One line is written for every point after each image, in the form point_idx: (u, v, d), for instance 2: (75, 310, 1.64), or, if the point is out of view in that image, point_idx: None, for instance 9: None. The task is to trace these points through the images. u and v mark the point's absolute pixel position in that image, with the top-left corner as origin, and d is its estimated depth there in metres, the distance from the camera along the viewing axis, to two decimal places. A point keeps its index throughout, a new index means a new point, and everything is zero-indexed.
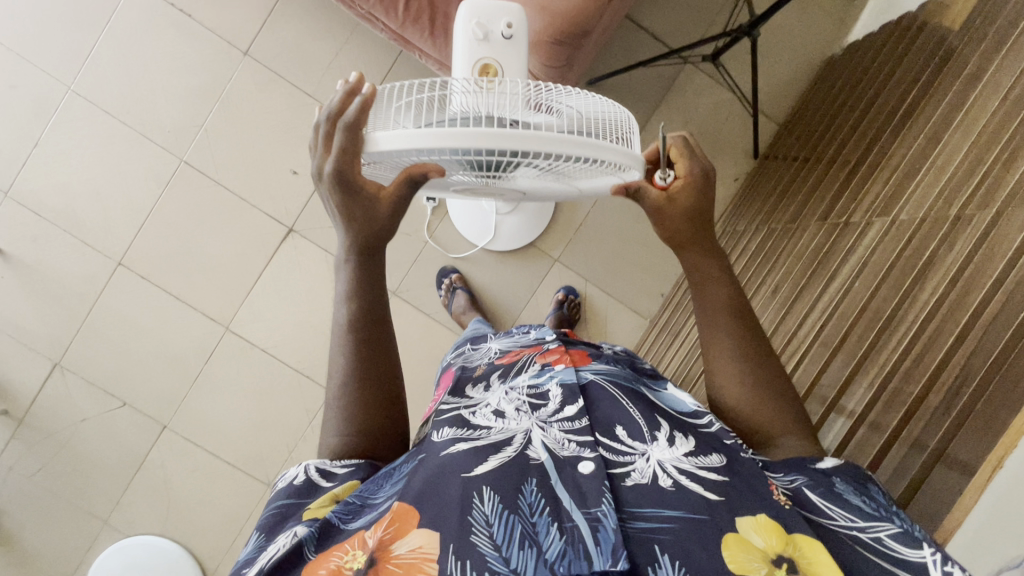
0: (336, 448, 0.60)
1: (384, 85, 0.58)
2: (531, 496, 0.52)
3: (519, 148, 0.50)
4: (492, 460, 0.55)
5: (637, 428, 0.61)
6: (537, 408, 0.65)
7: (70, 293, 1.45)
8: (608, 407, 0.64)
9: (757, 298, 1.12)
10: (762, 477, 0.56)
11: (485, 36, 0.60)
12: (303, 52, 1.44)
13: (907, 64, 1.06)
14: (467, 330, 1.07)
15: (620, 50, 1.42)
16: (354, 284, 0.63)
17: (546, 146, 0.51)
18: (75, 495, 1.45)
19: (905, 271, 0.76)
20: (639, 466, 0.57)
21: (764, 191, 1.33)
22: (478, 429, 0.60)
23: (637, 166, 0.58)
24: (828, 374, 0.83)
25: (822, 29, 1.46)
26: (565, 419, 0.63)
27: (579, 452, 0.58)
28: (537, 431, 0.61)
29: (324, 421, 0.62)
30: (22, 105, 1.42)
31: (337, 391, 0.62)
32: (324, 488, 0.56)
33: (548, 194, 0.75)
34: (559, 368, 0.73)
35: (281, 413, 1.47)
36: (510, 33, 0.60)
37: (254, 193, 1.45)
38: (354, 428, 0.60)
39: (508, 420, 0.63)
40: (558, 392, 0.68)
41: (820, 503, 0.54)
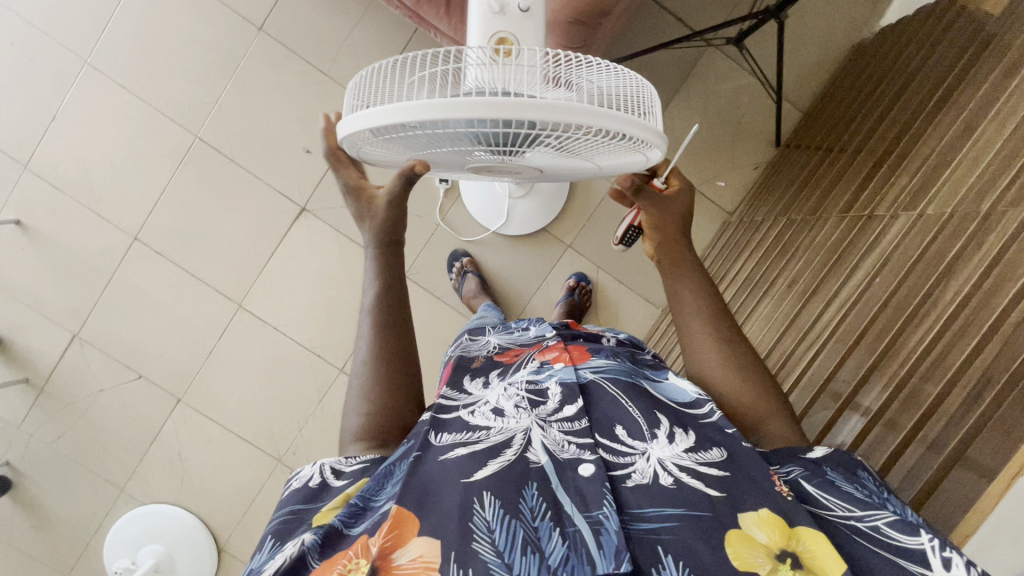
0: (361, 426, 0.63)
1: (379, 63, 0.56)
2: (532, 500, 0.53)
3: (530, 118, 0.49)
4: (492, 464, 0.56)
5: (636, 427, 0.62)
6: (537, 405, 0.66)
7: (87, 266, 1.47)
8: (608, 406, 0.65)
9: (774, 291, 1.09)
10: (763, 470, 0.56)
11: (500, 9, 0.58)
12: (317, 28, 1.42)
13: (939, 54, 1.02)
14: (471, 321, 1.06)
15: (641, 30, 1.38)
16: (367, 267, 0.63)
17: (560, 116, 0.49)
18: (93, 462, 1.49)
19: (929, 268, 0.73)
20: (639, 468, 0.58)
21: (784, 180, 1.30)
22: (478, 430, 0.61)
23: (658, 141, 0.55)
24: (843, 370, 0.81)
25: (853, 12, 1.40)
26: (564, 420, 0.63)
27: (578, 454, 0.59)
28: (537, 431, 0.61)
29: (348, 399, 0.65)
30: (40, 78, 1.42)
31: (363, 368, 0.65)
32: (335, 488, 0.58)
33: (566, 174, 0.73)
34: (558, 367, 0.73)
35: (291, 390, 1.49)
36: (528, 6, 0.58)
37: (268, 171, 1.45)
38: (374, 407, 0.63)
39: (508, 419, 0.63)
40: (557, 390, 0.68)
41: (815, 493, 0.56)
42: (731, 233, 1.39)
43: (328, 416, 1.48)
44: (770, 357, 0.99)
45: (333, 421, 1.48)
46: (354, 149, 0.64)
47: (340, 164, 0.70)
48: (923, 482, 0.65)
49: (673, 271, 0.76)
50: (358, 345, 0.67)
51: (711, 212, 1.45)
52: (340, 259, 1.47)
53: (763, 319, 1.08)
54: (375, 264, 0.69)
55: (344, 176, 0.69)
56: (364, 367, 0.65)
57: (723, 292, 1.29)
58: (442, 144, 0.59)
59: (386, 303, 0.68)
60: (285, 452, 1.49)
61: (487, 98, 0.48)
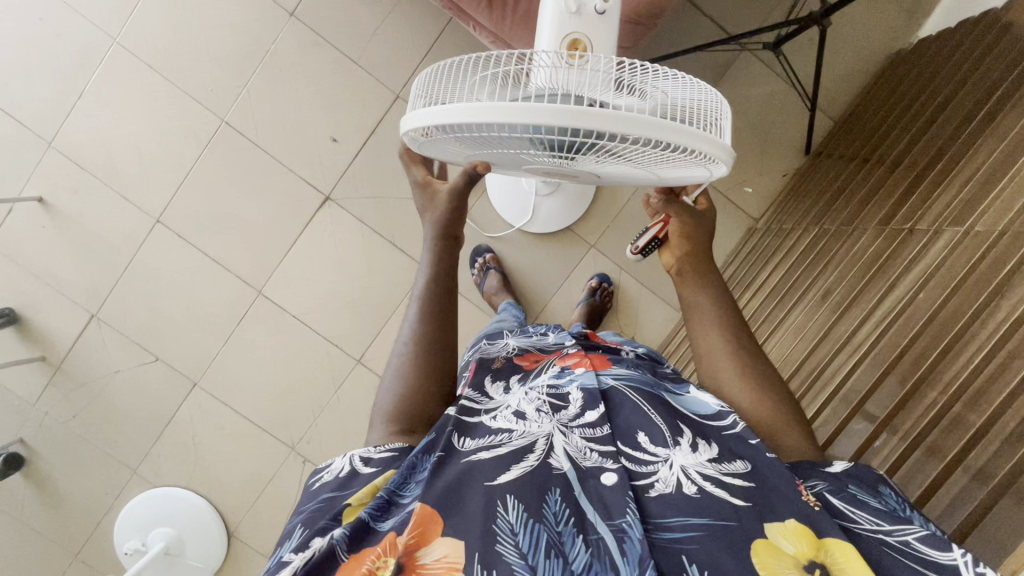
0: (392, 409, 0.62)
1: (447, 59, 0.56)
2: (555, 505, 0.53)
3: (599, 129, 0.48)
4: (515, 468, 0.55)
5: (658, 434, 0.61)
6: (558, 410, 0.66)
7: (107, 246, 1.46)
8: (630, 413, 0.64)
9: (806, 302, 1.08)
10: (791, 481, 0.56)
11: (577, 9, 0.58)
12: (349, 16, 1.40)
13: (985, 69, 1.01)
14: (489, 324, 1.05)
15: (677, 31, 1.36)
16: (436, 258, 0.69)
17: (627, 128, 0.48)
18: (107, 443, 1.49)
19: (978, 286, 0.73)
20: (662, 477, 0.57)
21: (816, 190, 1.29)
22: (500, 434, 0.60)
23: (724, 156, 0.53)
24: (881, 389, 0.81)
25: (891, 21, 1.38)
26: (586, 426, 0.63)
27: (600, 462, 0.59)
28: (559, 436, 0.61)
29: (383, 380, 0.65)
30: (68, 55, 1.41)
31: (403, 353, 0.66)
32: (364, 476, 0.57)
33: (625, 181, 0.72)
34: (579, 371, 0.72)
35: (307, 380, 1.48)
36: (604, 8, 0.58)
37: (293, 158, 1.44)
38: (410, 388, 0.63)
39: (529, 422, 0.62)
40: (579, 395, 0.68)
41: (843, 507, 0.55)
42: (758, 241, 1.38)
43: (343, 407, 1.48)
44: (803, 368, 0.99)
45: (349, 413, 1.48)
46: (416, 146, 0.64)
47: (410, 160, 0.72)
48: (969, 510, 0.64)
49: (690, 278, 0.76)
50: (401, 330, 0.67)
51: (738, 218, 1.44)
52: (362, 250, 1.46)
53: (795, 329, 1.07)
54: (431, 255, 0.69)
55: (414, 172, 0.72)
56: (404, 353, 0.65)
57: (747, 298, 1.29)
58: (500, 146, 0.59)
59: (438, 295, 0.67)
60: (298, 440, 1.48)
61: (555, 106, 0.47)
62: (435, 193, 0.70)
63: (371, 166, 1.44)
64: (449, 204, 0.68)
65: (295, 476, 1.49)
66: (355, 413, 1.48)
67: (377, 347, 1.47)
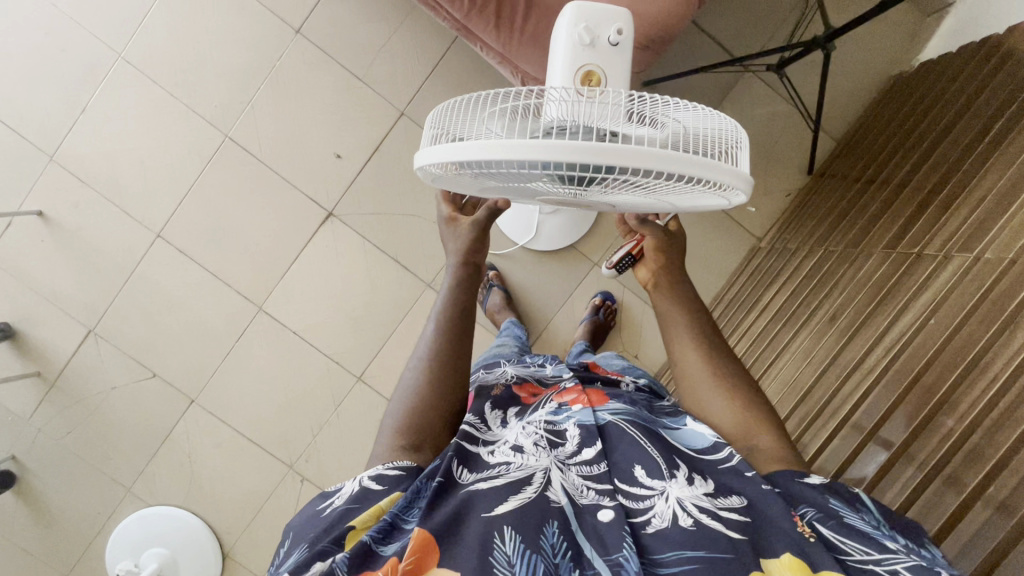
0: (401, 423, 0.62)
1: (462, 95, 0.56)
2: (553, 537, 0.52)
3: (610, 163, 0.47)
4: (513, 499, 0.55)
5: (655, 466, 0.59)
6: (555, 446, 0.64)
7: (107, 260, 1.44)
8: (627, 446, 0.62)
9: (813, 325, 1.08)
10: (783, 510, 0.55)
11: (591, 42, 0.59)
12: (354, 34, 1.41)
13: (987, 95, 1.02)
14: (489, 350, 1.03)
15: (682, 52, 1.37)
16: (456, 284, 0.70)
17: (644, 162, 0.47)
18: (101, 461, 1.46)
19: (990, 315, 0.73)
20: (659, 510, 0.56)
21: (821, 210, 1.28)
22: (496, 466, 0.59)
23: (744, 184, 0.53)
24: (895, 415, 0.80)
25: (892, 44, 1.39)
26: (583, 463, 0.62)
27: (597, 499, 0.58)
28: (556, 472, 0.59)
29: (395, 393, 0.65)
30: (72, 69, 1.41)
31: (417, 367, 0.66)
32: (375, 494, 0.55)
33: (638, 210, 0.72)
34: (577, 408, 0.70)
35: (306, 398, 1.46)
36: (618, 39, 0.59)
37: (296, 173, 1.43)
38: (422, 401, 0.63)
39: (527, 455, 0.61)
40: (576, 431, 0.66)
41: (833, 537, 0.53)
42: (761, 261, 1.36)
43: (343, 424, 1.46)
44: (813, 393, 0.97)
45: (349, 431, 1.46)
46: (430, 180, 0.64)
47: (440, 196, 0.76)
48: (993, 544, 0.63)
49: (664, 289, 0.77)
50: (417, 347, 0.68)
51: (742, 237, 1.43)
52: (365, 266, 1.45)
53: (802, 353, 1.06)
54: (451, 280, 0.71)
55: (441, 208, 0.75)
56: (418, 367, 0.66)
57: (753, 319, 1.27)
58: (517, 179, 0.58)
59: (456, 317, 0.68)
60: (298, 459, 1.46)
61: (566, 143, 0.47)
62: (457, 226, 0.73)
63: (375, 184, 1.44)
64: (472, 233, 0.71)
65: (293, 495, 1.46)
66: (355, 432, 1.46)
67: (379, 365, 1.46)
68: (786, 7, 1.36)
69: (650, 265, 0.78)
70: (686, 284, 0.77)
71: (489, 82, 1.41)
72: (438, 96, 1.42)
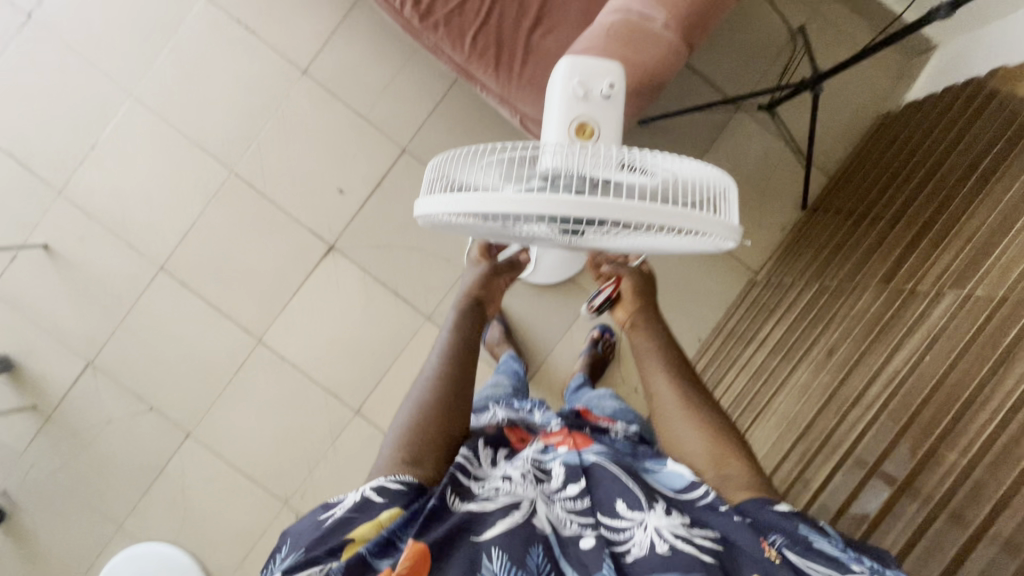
0: (398, 440, 0.66)
1: (468, 148, 0.61)
2: (538, 558, 0.56)
3: (604, 216, 0.51)
4: (501, 523, 0.58)
5: (635, 498, 0.61)
6: (540, 481, 0.65)
7: (108, 292, 1.46)
8: (609, 481, 0.63)
9: (810, 360, 1.08)
10: (755, 539, 0.57)
11: (585, 95, 0.64)
12: (358, 74, 1.46)
13: (972, 135, 1.05)
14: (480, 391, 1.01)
15: (675, 93, 1.41)
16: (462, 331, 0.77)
17: (634, 215, 0.51)
18: (93, 496, 1.44)
19: (983, 353, 0.74)
20: (637, 541, 0.58)
21: (816, 244, 1.30)
22: (484, 494, 0.61)
23: (731, 234, 0.57)
24: (895, 452, 0.80)
25: (879, 85, 1.44)
26: (568, 497, 0.62)
27: (580, 530, 0.60)
28: (541, 503, 0.61)
29: (394, 416, 0.70)
30: (84, 108, 1.45)
31: (418, 396, 0.71)
32: (375, 506, 0.58)
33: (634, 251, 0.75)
34: (562, 450, 0.70)
35: (302, 432, 1.45)
36: (609, 93, 0.65)
37: (298, 207, 1.46)
38: (420, 423, 0.67)
39: (513, 484, 0.62)
40: (560, 469, 0.66)
41: (801, 563, 0.56)
42: (758, 294, 1.37)
43: (340, 459, 1.44)
44: (812, 430, 0.97)
45: (345, 466, 1.44)
46: (435, 224, 0.68)
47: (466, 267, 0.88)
48: None
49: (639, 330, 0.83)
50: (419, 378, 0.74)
51: (738, 271, 1.44)
52: (365, 299, 1.46)
53: (800, 389, 1.06)
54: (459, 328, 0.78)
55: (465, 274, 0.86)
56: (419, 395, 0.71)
57: (752, 353, 1.27)
58: (518, 226, 0.62)
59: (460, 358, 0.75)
60: (293, 494, 1.44)
61: (562, 197, 0.51)
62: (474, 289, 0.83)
63: (376, 218, 1.46)
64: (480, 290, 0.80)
65: None
66: (351, 466, 1.44)
67: (376, 398, 1.45)
68: (774, 50, 1.42)
69: (626, 308, 0.86)
70: (658, 327, 0.83)
71: (489, 120, 1.45)
72: (439, 134, 1.46)
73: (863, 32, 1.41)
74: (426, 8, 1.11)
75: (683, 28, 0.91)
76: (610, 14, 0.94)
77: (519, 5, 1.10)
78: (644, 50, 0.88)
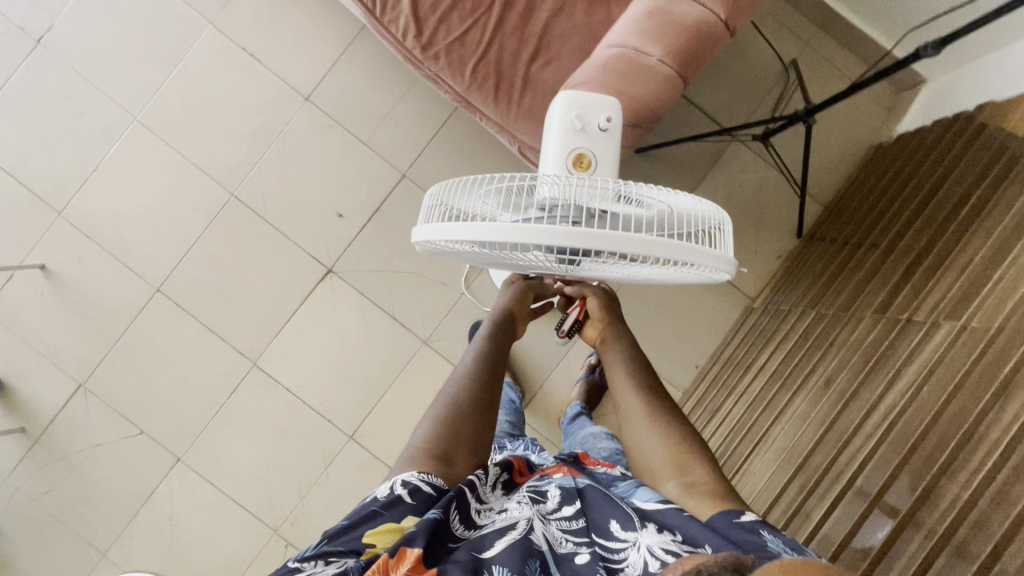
0: (427, 438, 0.69)
1: (467, 176, 0.63)
2: None
3: (597, 247, 0.52)
4: (499, 543, 0.57)
5: (628, 518, 0.60)
6: (538, 503, 0.65)
7: (104, 314, 1.45)
8: (604, 504, 0.64)
9: (808, 390, 1.07)
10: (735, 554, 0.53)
11: (583, 127, 0.68)
12: (361, 101, 1.48)
13: (963, 166, 1.07)
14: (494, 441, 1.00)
15: (672, 123, 1.44)
16: (485, 354, 0.83)
17: (629, 246, 0.51)
18: (78, 522, 1.40)
19: (981, 385, 0.74)
20: (632, 561, 0.56)
21: (811, 273, 1.31)
22: (484, 520, 0.62)
23: (726, 266, 0.57)
24: (896, 484, 0.79)
25: (871, 118, 1.47)
26: (563, 518, 0.63)
27: (575, 549, 0.59)
28: (538, 522, 0.61)
29: (422, 420, 0.73)
30: (89, 131, 1.47)
31: (443, 401, 0.75)
32: (402, 506, 0.59)
33: (629, 280, 0.76)
34: (557, 476, 0.72)
35: (295, 458, 1.42)
36: (607, 126, 0.68)
37: (297, 231, 1.47)
38: (449, 425, 0.70)
39: (511, 509, 0.64)
40: (557, 492, 0.67)
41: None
42: (756, 321, 1.37)
43: (332, 486, 1.41)
44: (811, 461, 0.96)
45: (339, 494, 1.41)
46: (430, 248, 0.69)
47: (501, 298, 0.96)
48: None
49: (608, 343, 0.90)
50: (448, 385, 0.78)
51: (735, 298, 1.44)
52: (361, 322, 1.46)
53: (798, 419, 1.05)
54: (485, 350, 0.83)
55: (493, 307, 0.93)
56: (446, 402, 0.74)
57: (750, 381, 1.27)
58: (513, 255, 0.62)
59: (486, 374, 0.79)
60: (282, 522, 1.40)
61: (558, 228, 0.52)
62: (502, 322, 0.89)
63: (374, 242, 1.47)
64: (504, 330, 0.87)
65: (275, 563, 1.39)
66: (344, 493, 1.41)
67: (371, 423, 1.43)
68: (767, 83, 1.45)
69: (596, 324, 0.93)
70: (625, 342, 0.89)
71: (488, 147, 1.48)
72: (438, 160, 1.47)
73: (854, 67, 1.45)
74: (427, 40, 1.13)
75: (678, 63, 0.92)
76: (608, 48, 0.96)
77: (519, 38, 1.12)
78: (641, 84, 0.90)
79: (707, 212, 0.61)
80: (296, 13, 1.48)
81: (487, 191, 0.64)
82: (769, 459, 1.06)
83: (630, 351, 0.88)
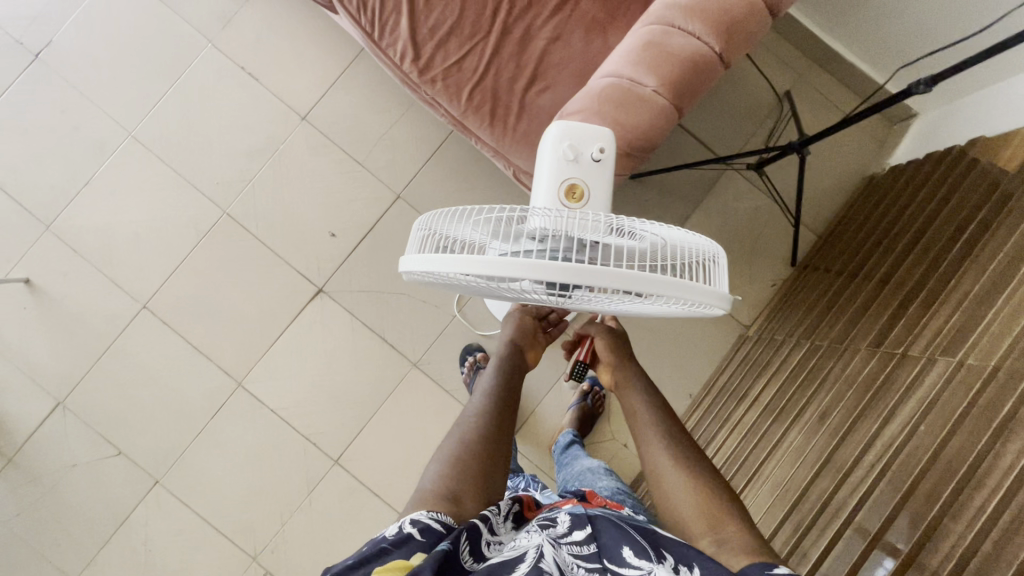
0: (438, 481, 0.66)
1: (459, 206, 0.62)
2: None
3: (589, 282, 0.50)
4: None
5: (641, 548, 0.59)
6: (547, 527, 0.63)
7: (88, 329, 1.42)
8: (616, 532, 0.62)
9: (802, 422, 1.06)
10: None
11: (575, 157, 0.67)
12: (358, 121, 1.49)
13: (959, 198, 1.07)
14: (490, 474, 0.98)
15: (665, 149, 1.45)
16: (498, 382, 0.82)
17: (621, 282, 0.50)
18: (48, 546, 1.35)
19: (978, 428, 0.73)
20: None
21: (806, 301, 1.30)
22: (495, 553, 0.60)
23: (720, 302, 0.56)
24: (896, 525, 0.77)
25: (864, 149, 1.48)
26: (574, 542, 0.61)
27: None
28: (549, 548, 0.59)
29: (433, 460, 0.70)
30: (82, 146, 1.46)
31: (454, 439, 0.72)
32: (410, 543, 0.57)
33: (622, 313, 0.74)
34: (567, 506, 0.70)
35: (278, 482, 1.38)
36: (600, 157, 0.68)
37: (289, 249, 1.45)
38: (461, 468, 0.68)
39: (520, 538, 0.61)
40: (567, 517, 0.65)
41: None
42: (751, 349, 1.36)
43: (314, 512, 1.37)
44: (807, 498, 0.93)
45: (321, 520, 1.37)
46: (417, 277, 0.67)
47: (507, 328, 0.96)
48: None
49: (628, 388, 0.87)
50: (458, 421, 0.76)
51: (730, 326, 1.43)
52: (351, 343, 1.43)
53: (793, 453, 1.03)
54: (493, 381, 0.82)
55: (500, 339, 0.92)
56: (457, 439, 0.72)
57: (744, 411, 1.25)
58: (503, 286, 0.61)
59: (496, 406, 0.77)
60: (262, 549, 1.36)
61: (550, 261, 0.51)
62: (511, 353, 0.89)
63: (367, 262, 1.45)
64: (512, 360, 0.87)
65: None
66: (328, 519, 1.37)
67: (358, 447, 1.40)
68: (761, 112, 1.47)
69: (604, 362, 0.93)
70: (646, 387, 0.85)
71: (484, 170, 1.48)
72: (433, 182, 1.47)
73: (847, 100, 1.47)
74: (425, 63, 1.14)
75: (672, 94, 0.93)
76: (601, 78, 0.97)
77: (516, 64, 1.13)
78: (636, 114, 0.91)
79: (701, 246, 0.61)
80: (295, 35, 1.49)
81: (477, 221, 0.63)
82: (765, 493, 1.04)
83: (650, 395, 0.84)
